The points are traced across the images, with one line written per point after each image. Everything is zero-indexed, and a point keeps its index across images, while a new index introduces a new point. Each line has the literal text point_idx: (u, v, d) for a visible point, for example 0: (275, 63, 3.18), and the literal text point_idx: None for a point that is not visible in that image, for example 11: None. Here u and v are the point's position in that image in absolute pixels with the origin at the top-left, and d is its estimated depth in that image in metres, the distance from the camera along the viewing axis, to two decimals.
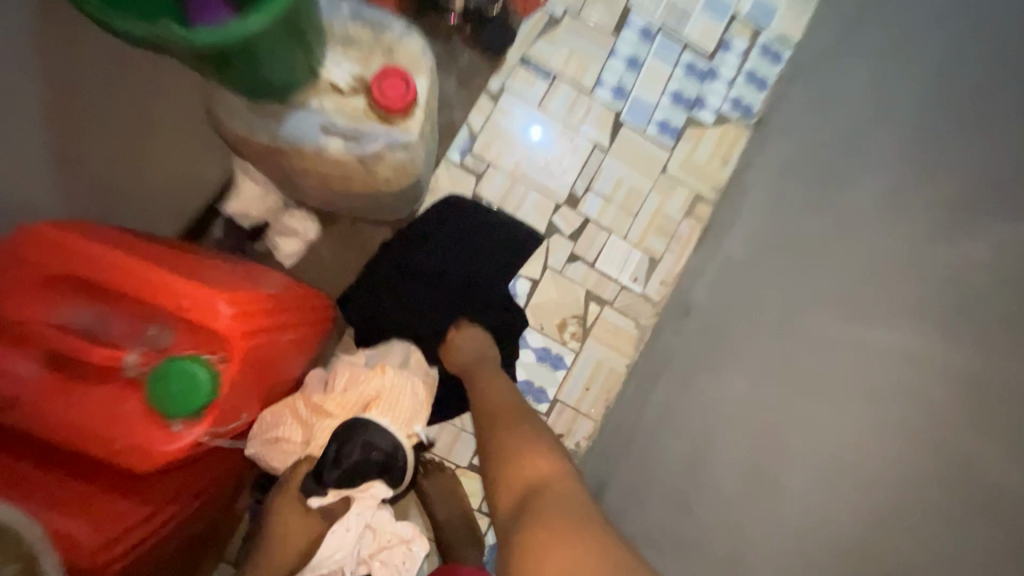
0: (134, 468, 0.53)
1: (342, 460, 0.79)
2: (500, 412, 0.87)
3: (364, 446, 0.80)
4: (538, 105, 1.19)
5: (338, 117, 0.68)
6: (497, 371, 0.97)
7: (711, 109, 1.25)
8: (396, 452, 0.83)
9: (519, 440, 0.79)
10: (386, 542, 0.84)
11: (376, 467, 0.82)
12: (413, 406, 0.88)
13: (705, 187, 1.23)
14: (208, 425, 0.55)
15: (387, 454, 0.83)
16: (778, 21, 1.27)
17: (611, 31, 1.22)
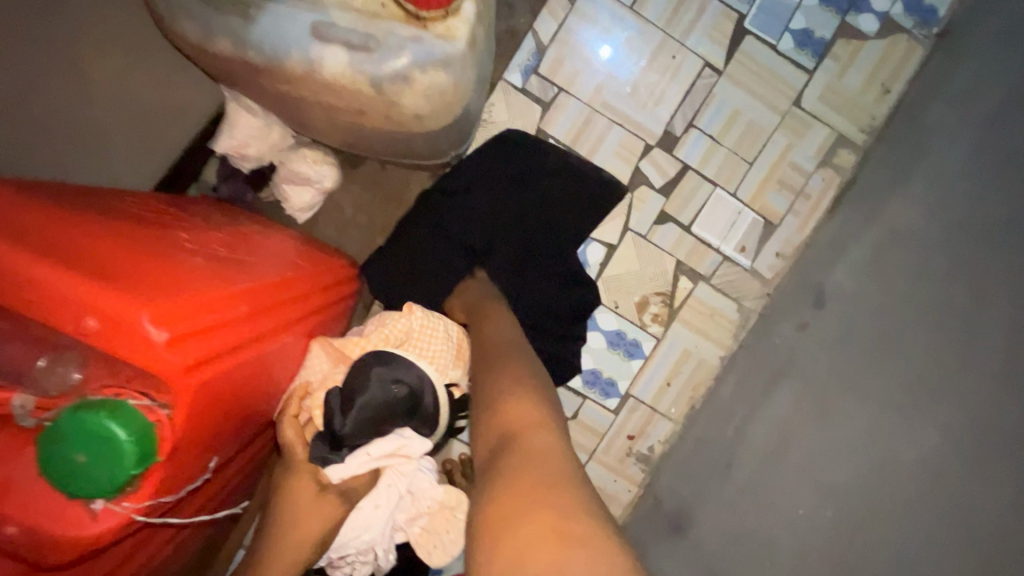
0: (37, 561, 0.36)
1: (355, 398, 0.58)
2: (494, 347, 0.67)
3: (381, 379, 0.59)
4: (631, 6, 0.87)
5: (340, 13, 0.43)
6: (499, 306, 0.77)
7: (877, 10, 0.88)
8: (424, 384, 0.62)
9: (512, 382, 0.60)
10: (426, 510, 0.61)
11: (403, 406, 0.60)
12: (451, 351, 0.67)
13: (855, 125, 0.90)
14: (143, 499, 0.37)
15: (414, 388, 0.61)
16: None
17: None
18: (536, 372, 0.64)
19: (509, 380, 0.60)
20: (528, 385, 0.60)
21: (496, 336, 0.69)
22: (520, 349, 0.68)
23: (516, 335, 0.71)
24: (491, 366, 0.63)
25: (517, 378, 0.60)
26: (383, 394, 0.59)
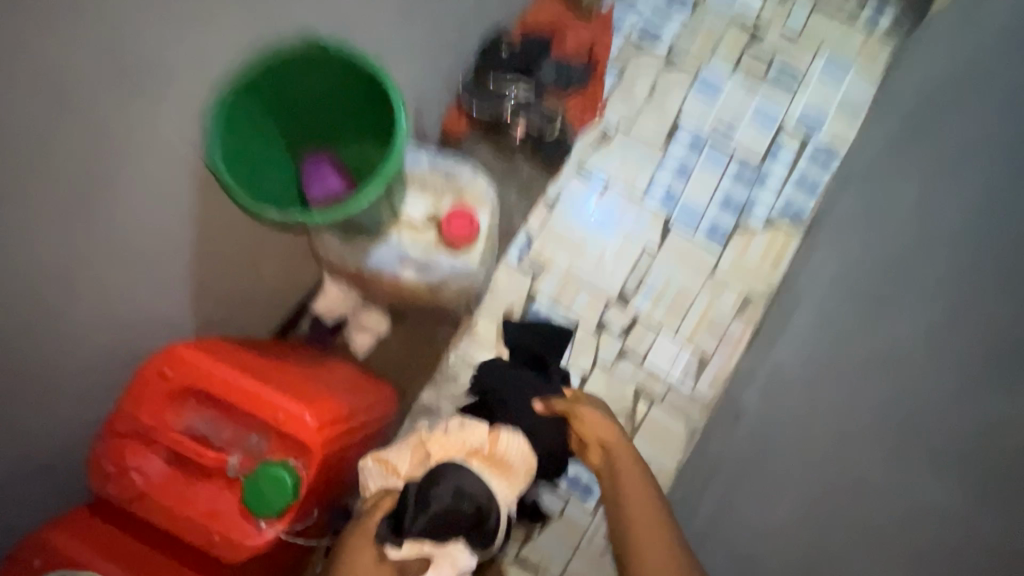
0: (222, 558, 0.62)
1: (427, 505, 0.77)
2: (636, 511, 0.82)
3: (456, 495, 0.78)
4: (592, 211, 1.28)
5: (412, 249, 0.80)
6: (630, 450, 0.89)
7: (761, 213, 1.29)
8: (490, 504, 0.80)
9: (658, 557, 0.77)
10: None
11: (467, 520, 0.78)
12: (519, 476, 0.86)
13: (755, 288, 1.26)
14: (286, 524, 0.64)
15: (480, 506, 0.79)
16: (825, 133, 1.34)
17: (661, 142, 1.31)
18: (670, 530, 0.80)
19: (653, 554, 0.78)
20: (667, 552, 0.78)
21: (637, 493, 0.84)
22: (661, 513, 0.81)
23: (649, 494, 0.84)
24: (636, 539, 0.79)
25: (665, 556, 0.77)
26: (451, 507, 0.77)
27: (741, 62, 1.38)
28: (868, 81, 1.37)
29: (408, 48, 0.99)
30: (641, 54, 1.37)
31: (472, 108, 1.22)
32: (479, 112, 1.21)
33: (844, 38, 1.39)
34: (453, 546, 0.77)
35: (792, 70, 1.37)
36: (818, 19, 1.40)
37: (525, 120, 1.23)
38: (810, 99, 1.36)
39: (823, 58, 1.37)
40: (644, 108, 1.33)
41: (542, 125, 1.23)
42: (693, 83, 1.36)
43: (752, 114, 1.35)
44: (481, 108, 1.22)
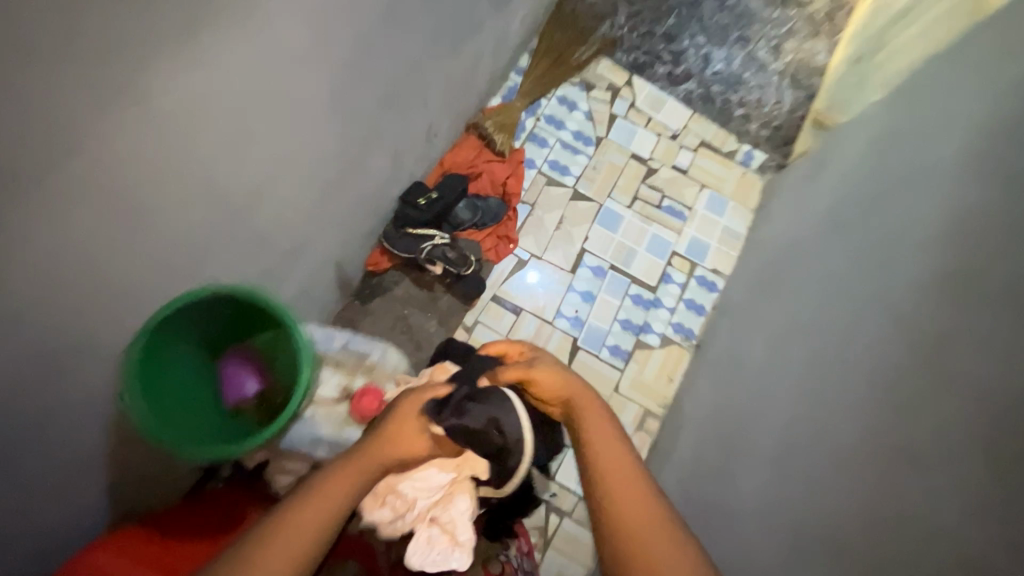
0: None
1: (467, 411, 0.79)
2: (603, 454, 0.69)
3: (493, 421, 0.79)
4: (507, 334, 1.40)
5: (325, 425, 0.88)
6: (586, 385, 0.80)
7: (657, 333, 1.46)
8: (514, 448, 0.80)
9: (636, 504, 0.65)
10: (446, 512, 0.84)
11: (490, 446, 0.80)
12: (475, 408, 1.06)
13: (653, 403, 1.41)
14: None
15: (506, 443, 0.80)
16: (711, 258, 1.53)
17: (569, 270, 1.47)
18: (648, 481, 0.68)
19: (627, 492, 0.66)
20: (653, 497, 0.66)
21: (588, 414, 0.76)
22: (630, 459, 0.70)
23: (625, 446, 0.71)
24: (615, 485, 0.66)
25: (634, 495, 0.65)
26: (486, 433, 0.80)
27: (639, 193, 1.55)
28: (744, 211, 1.58)
29: (342, 219, 1.07)
30: (551, 186, 1.52)
31: (392, 250, 1.28)
32: (401, 252, 1.28)
33: (724, 173, 1.61)
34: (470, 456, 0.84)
35: (681, 203, 1.56)
36: (703, 155, 1.61)
37: (442, 261, 1.30)
38: (697, 228, 1.55)
39: (707, 192, 1.58)
40: (553, 237, 1.48)
41: (456, 265, 1.30)
42: (597, 212, 1.52)
43: (648, 242, 1.52)
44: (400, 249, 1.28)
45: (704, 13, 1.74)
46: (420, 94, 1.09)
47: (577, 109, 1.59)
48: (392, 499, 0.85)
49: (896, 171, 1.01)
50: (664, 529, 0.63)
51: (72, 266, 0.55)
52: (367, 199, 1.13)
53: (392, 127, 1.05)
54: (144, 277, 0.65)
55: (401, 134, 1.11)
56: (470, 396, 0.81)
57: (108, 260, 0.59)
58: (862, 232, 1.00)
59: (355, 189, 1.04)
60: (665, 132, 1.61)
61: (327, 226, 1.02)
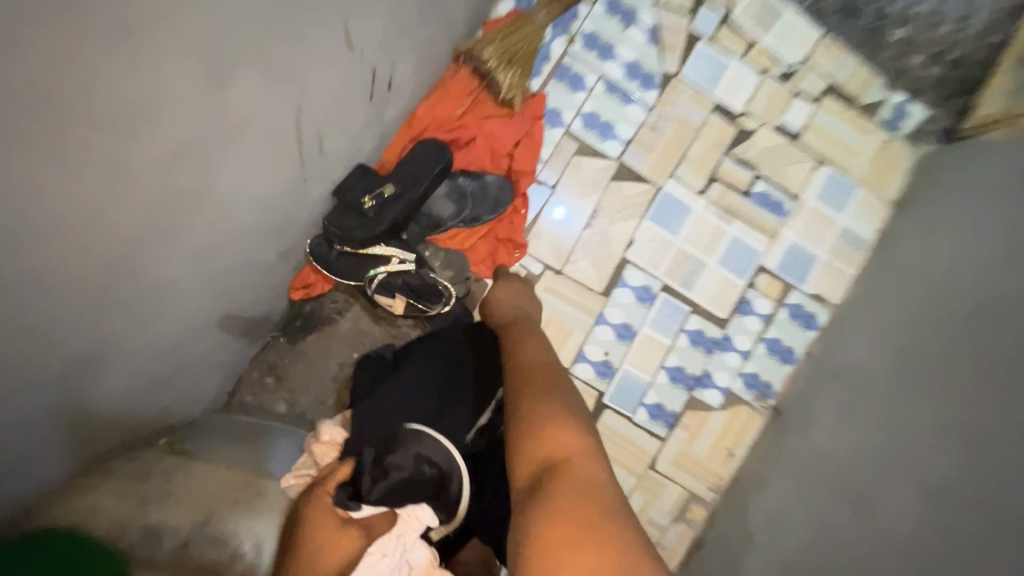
0: None
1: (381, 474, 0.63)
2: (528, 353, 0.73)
3: (417, 457, 0.64)
4: None
5: None
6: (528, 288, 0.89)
7: (720, 387, 1.01)
8: (451, 469, 0.66)
9: (554, 416, 0.60)
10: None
11: (428, 487, 0.64)
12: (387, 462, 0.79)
13: (701, 487, 1.01)
14: None
15: (441, 471, 0.65)
16: (815, 279, 1.03)
17: (601, 292, 0.99)
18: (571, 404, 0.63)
19: (551, 406, 0.61)
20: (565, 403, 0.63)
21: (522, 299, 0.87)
22: (550, 360, 0.72)
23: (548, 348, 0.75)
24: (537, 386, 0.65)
25: (553, 407, 0.61)
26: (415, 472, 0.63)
27: (719, 172, 1.01)
28: (877, 204, 1.04)
29: (213, 268, 0.61)
30: (585, 156, 0.98)
31: (329, 273, 0.82)
32: (340, 278, 0.83)
33: (855, 141, 1.03)
34: (414, 508, 0.61)
35: (782, 189, 1.02)
36: (827, 109, 1.03)
37: (406, 292, 0.84)
38: (800, 230, 1.02)
39: (824, 172, 1.02)
40: (581, 239, 0.98)
41: (428, 301, 0.85)
42: (651, 201, 0.99)
43: (723, 250, 1.01)
44: (341, 273, 0.82)
45: None
46: (338, 28, 0.56)
47: (636, 24, 0.99)
48: None
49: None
50: (584, 456, 0.55)
51: None
52: (262, 221, 0.65)
53: (280, 102, 0.54)
54: None
55: (308, 107, 0.59)
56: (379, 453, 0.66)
57: None
58: None
59: (220, 221, 0.57)
60: (773, 68, 1.02)
61: (173, 295, 0.56)
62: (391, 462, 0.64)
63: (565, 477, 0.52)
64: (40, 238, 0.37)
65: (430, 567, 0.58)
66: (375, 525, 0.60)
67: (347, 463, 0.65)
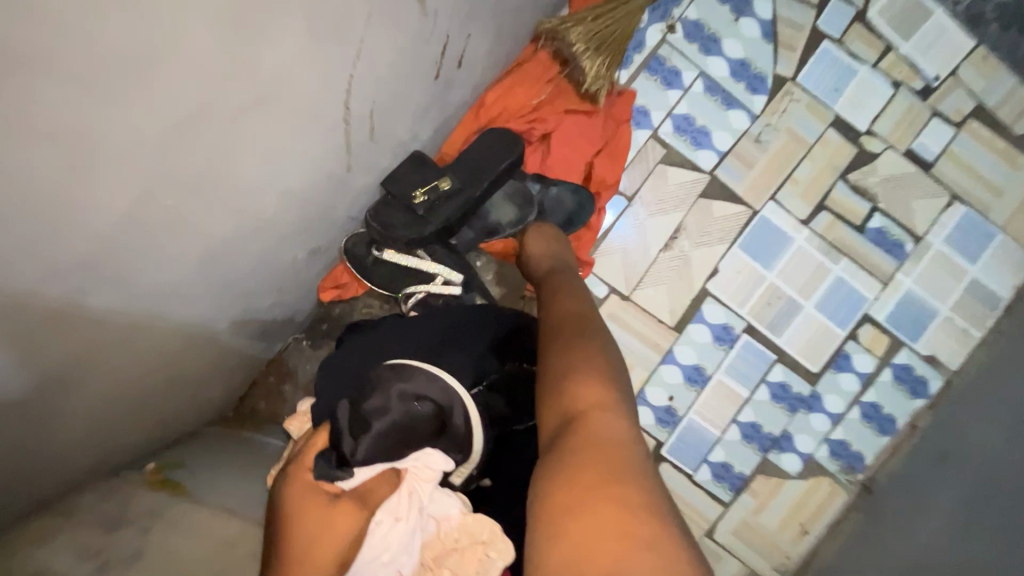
0: None
1: (367, 423, 0.52)
2: (560, 301, 0.62)
3: (401, 395, 0.52)
4: None
5: None
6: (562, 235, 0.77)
7: (801, 453, 0.86)
8: (451, 400, 0.54)
9: (585, 358, 0.49)
10: (452, 545, 0.53)
11: (426, 424, 0.54)
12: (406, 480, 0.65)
13: (766, 564, 0.86)
14: None
15: (439, 405, 0.54)
16: (931, 337, 0.86)
17: (672, 326, 0.84)
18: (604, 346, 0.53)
19: (581, 349, 0.51)
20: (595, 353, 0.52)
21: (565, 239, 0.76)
22: (583, 304, 0.61)
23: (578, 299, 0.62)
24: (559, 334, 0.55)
25: (585, 349, 0.51)
26: (404, 419, 0.53)
27: (829, 200, 0.84)
28: (1022, 257, 0.85)
29: (228, 268, 0.50)
30: (674, 166, 0.83)
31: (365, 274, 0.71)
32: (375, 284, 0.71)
33: (1003, 178, 0.85)
34: (420, 457, 0.55)
35: (904, 227, 0.85)
36: (971, 136, 0.85)
37: None
38: (920, 278, 0.85)
39: (958, 212, 0.85)
40: (658, 263, 0.84)
41: None
42: (743, 226, 0.84)
43: (823, 292, 0.85)
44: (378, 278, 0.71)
45: None
46: None
47: (749, 14, 0.83)
48: None
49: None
50: (607, 404, 0.44)
51: None
52: (295, 216, 0.54)
53: (330, 75, 0.42)
54: None
55: (364, 83, 0.47)
56: (357, 398, 0.53)
57: None
58: None
59: (241, 214, 0.45)
60: (909, 81, 0.85)
61: (173, 302, 0.45)
62: (370, 407, 0.52)
63: (583, 425, 0.42)
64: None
65: (458, 514, 0.54)
66: (373, 490, 0.54)
67: (323, 429, 0.55)
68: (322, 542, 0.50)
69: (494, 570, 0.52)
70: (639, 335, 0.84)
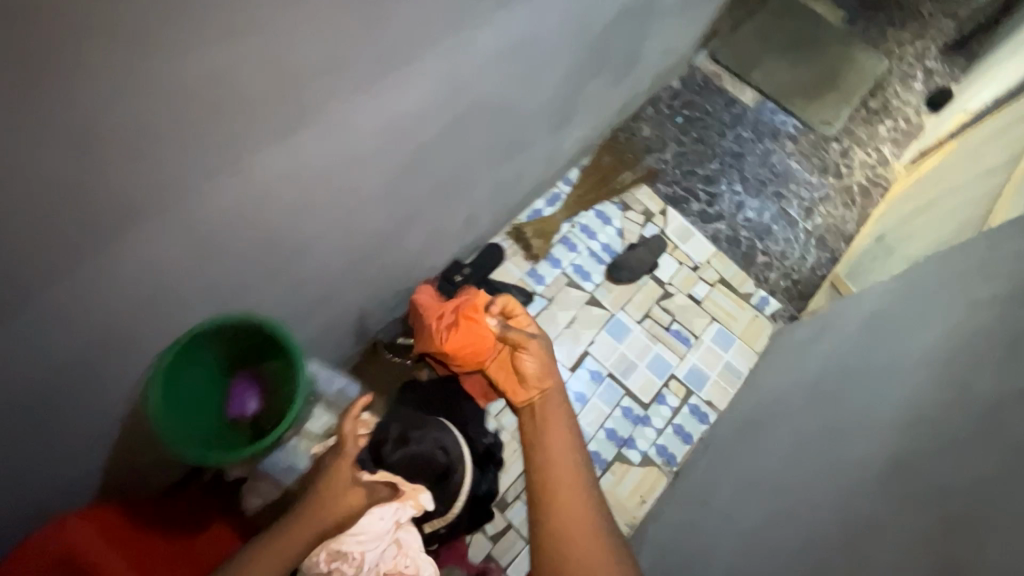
0: None
1: (406, 444, 1.06)
2: (553, 432, 0.97)
3: (437, 442, 1.08)
4: (496, 414, 1.48)
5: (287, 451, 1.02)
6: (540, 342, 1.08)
7: (640, 449, 1.49)
8: (458, 462, 1.08)
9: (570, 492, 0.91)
10: (400, 567, 0.92)
11: (436, 466, 1.06)
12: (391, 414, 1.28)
13: (620, 519, 1.42)
14: None
15: (450, 461, 1.07)
16: (708, 389, 1.58)
17: (569, 367, 1.55)
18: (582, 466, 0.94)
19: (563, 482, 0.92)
20: (578, 466, 0.94)
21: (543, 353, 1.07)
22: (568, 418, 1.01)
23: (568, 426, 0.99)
24: (554, 466, 0.92)
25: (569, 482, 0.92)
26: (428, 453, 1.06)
27: (650, 313, 1.65)
28: (749, 352, 1.64)
29: (376, 280, 1.24)
30: (571, 287, 1.64)
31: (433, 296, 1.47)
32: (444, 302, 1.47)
33: (737, 312, 1.69)
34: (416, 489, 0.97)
35: (689, 330, 1.64)
36: (720, 290, 1.71)
37: None
38: (698, 357, 1.61)
39: (716, 325, 1.66)
40: (561, 333, 1.58)
41: None
42: (607, 321, 1.62)
43: (649, 358, 1.59)
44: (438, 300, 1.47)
45: (744, 165, 1.92)
46: (469, 192, 1.30)
47: (610, 224, 1.74)
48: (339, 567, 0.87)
49: (892, 353, 1.10)
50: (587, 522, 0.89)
51: (160, 269, 0.73)
52: (402, 269, 1.30)
53: (437, 215, 1.24)
54: (209, 293, 0.84)
55: (443, 220, 1.29)
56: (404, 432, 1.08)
57: (186, 275, 0.77)
58: (850, 404, 1.09)
59: (392, 256, 1.22)
60: (687, 261, 1.73)
61: (360, 284, 1.18)
62: (408, 433, 1.06)
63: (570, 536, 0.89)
64: (359, 233, 1.04)
65: (411, 547, 0.93)
66: (377, 489, 0.96)
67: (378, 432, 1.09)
68: (332, 505, 0.92)
69: None
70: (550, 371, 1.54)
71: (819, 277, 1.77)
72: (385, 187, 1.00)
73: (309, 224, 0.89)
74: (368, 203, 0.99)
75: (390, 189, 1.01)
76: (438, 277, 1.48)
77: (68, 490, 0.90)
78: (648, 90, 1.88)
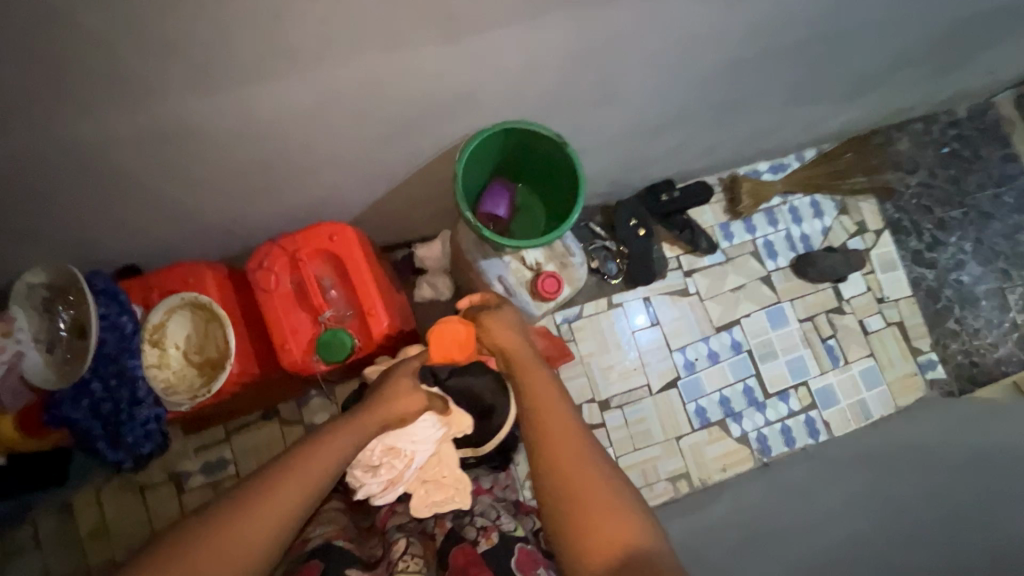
0: (285, 335, 0.98)
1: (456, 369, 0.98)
2: (530, 397, 0.84)
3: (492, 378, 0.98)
4: (632, 331, 1.53)
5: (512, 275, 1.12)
6: (504, 314, 0.92)
7: (742, 428, 1.53)
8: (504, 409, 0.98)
9: (556, 447, 0.78)
10: (440, 476, 0.92)
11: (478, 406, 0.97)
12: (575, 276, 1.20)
13: (695, 473, 1.49)
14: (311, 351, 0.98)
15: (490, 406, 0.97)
16: (832, 412, 1.56)
17: (715, 326, 1.57)
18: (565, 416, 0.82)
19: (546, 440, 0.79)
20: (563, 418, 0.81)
21: (498, 331, 0.91)
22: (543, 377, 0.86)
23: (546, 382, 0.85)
24: (534, 431, 0.81)
25: (553, 440, 0.79)
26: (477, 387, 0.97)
27: (814, 318, 1.61)
28: (890, 401, 1.59)
29: (613, 163, 1.27)
30: (753, 257, 1.62)
31: (635, 203, 1.50)
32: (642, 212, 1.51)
33: (898, 361, 1.62)
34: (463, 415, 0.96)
35: (843, 353, 1.60)
36: (892, 333, 1.64)
37: (615, 244, 1.50)
38: (838, 380, 1.58)
39: (870, 361, 1.61)
40: (723, 294, 1.59)
41: (609, 273, 1.50)
42: (771, 305, 1.60)
43: (792, 357, 1.58)
44: (638, 208, 1.50)
45: (986, 227, 1.73)
46: (736, 122, 1.28)
47: (819, 219, 1.67)
48: (386, 458, 0.91)
49: None
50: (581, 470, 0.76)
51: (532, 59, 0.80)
52: (634, 163, 1.33)
53: (699, 128, 1.24)
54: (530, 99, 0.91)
55: (698, 137, 1.29)
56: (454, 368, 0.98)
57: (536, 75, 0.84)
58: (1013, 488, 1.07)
59: (642, 147, 1.24)
60: (875, 290, 1.65)
61: (604, 158, 1.23)
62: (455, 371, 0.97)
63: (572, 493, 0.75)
64: (649, 108, 1.06)
65: (454, 467, 0.93)
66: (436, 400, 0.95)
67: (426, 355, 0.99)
68: (401, 402, 0.88)
69: (449, 504, 0.90)
70: (697, 320, 1.56)
71: (1000, 371, 1.63)
72: (700, 76, 1.01)
73: (631, 78, 0.93)
74: (678, 84, 1.01)
75: (701, 81, 1.02)
76: (646, 188, 1.51)
77: (337, 205, 1.05)
78: (933, 106, 1.70)
